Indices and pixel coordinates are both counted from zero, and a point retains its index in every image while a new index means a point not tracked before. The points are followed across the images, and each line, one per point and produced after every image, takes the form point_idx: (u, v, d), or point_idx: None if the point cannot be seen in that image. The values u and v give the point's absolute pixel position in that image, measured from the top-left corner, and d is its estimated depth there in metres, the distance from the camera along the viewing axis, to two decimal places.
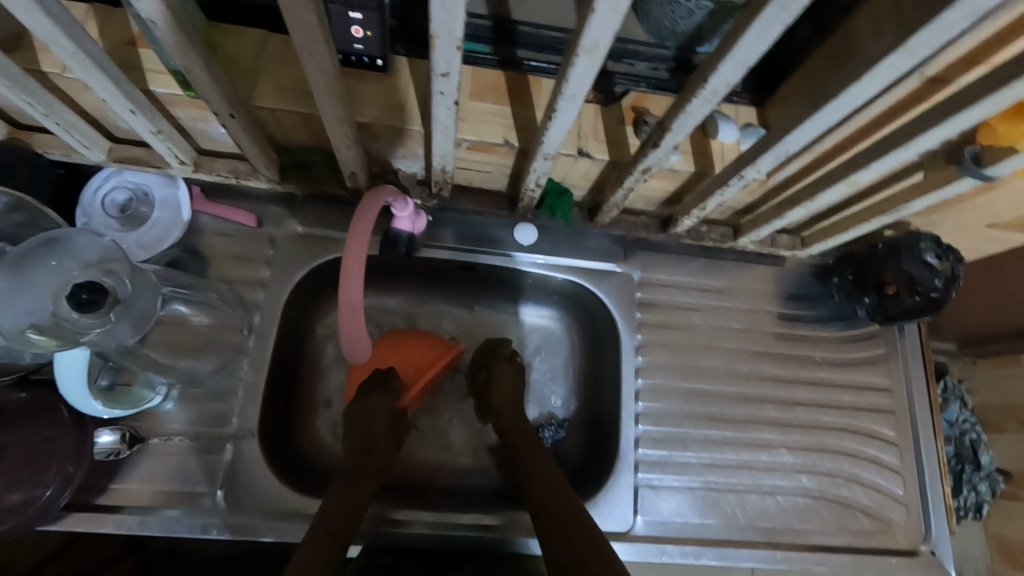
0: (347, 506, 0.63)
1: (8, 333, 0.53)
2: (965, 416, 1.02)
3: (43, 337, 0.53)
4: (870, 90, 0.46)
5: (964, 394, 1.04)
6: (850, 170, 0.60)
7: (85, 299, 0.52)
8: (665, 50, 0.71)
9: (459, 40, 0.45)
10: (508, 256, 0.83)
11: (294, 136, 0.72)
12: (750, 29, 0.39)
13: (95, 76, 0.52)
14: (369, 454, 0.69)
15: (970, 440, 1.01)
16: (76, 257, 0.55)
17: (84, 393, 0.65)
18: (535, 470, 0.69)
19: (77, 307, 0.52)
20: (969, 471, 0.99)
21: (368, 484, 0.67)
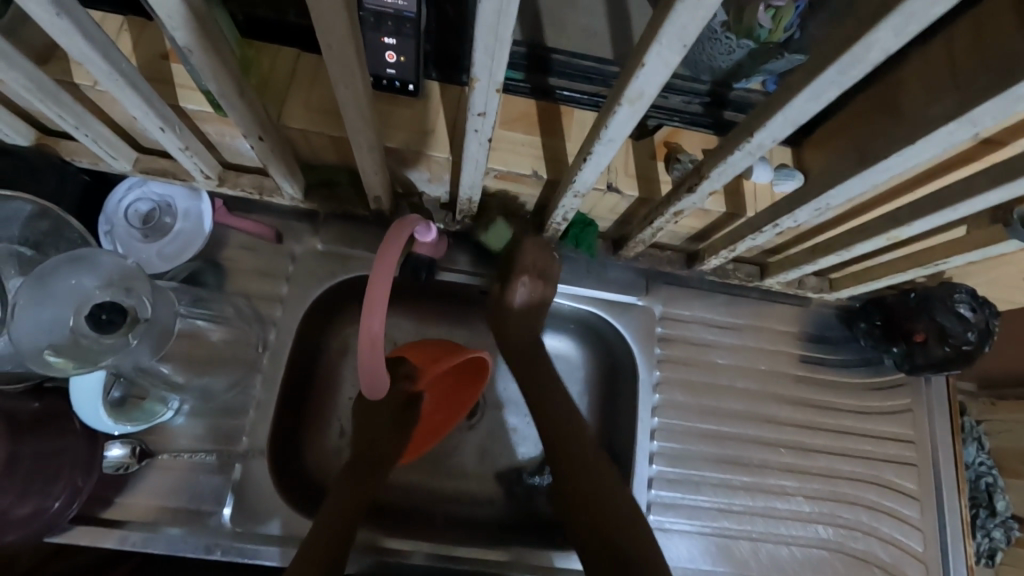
0: (352, 490, 0.68)
1: (23, 351, 0.51)
2: (981, 458, 0.97)
3: (61, 358, 0.51)
4: (924, 154, 0.44)
5: (981, 436, 0.99)
6: (891, 224, 0.58)
7: (105, 319, 0.52)
8: (700, 84, 0.69)
9: (499, 83, 0.44)
10: None
11: (321, 156, 0.71)
12: (808, 90, 0.38)
13: (128, 96, 0.51)
14: (375, 441, 0.73)
15: (986, 484, 0.96)
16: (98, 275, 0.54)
17: (94, 411, 0.63)
18: (566, 459, 0.72)
19: (99, 324, 0.52)
20: (983, 516, 0.95)
21: (377, 475, 0.71)
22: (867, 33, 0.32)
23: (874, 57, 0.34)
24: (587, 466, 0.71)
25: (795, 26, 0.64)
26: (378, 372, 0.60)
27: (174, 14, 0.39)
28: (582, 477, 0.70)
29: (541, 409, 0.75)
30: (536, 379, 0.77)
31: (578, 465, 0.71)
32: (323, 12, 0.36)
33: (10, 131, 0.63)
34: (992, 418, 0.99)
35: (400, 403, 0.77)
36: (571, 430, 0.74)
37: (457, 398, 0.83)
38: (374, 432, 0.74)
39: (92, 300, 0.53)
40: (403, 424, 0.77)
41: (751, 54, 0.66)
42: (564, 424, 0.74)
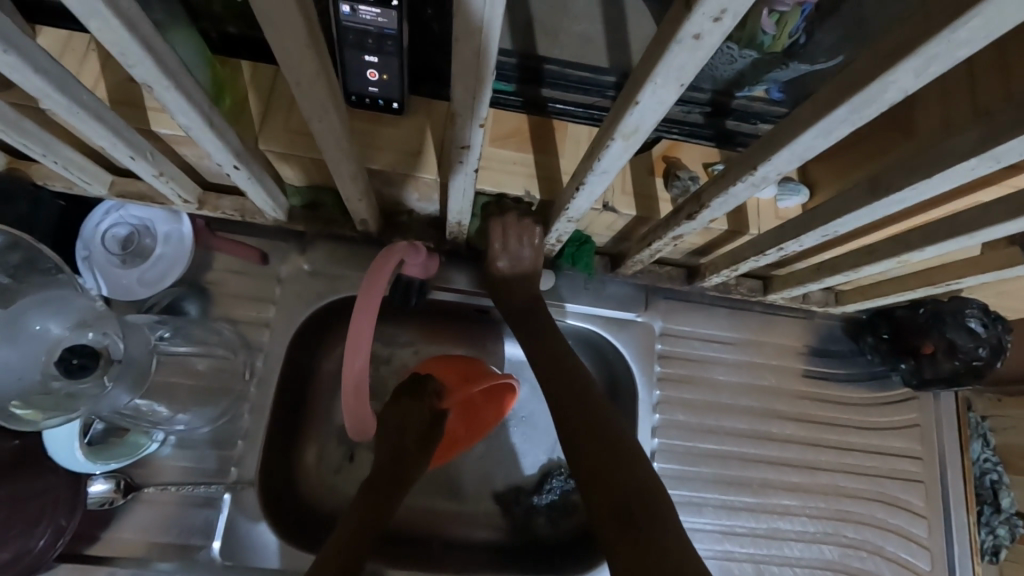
0: (367, 515, 0.64)
1: None
2: (986, 454, 0.94)
3: (29, 410, 0.50)
4: (941, 186, 0.41)
5: (987, 432, 0.96)
6: (903, 248, 0.55)
7: (76, 365, 0.50)
8: (700, 94, 0.64)
9: (484, 117, 0.41)
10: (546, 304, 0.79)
11: (304, 177, 0.68)
12: (815, 127, 0.35)
13: (93, 128, 0.48)
14: (396, 464, 0.69)
15: (991, 481, 0.93)
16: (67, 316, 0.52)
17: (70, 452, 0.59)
18: (574, 409, 0.64)
19: (66, 372, 0.50)
20: (987, 512, 0.93)
21: (393, 496, 0.67)
22: (882, 73, 0.29)
23: (889, 97, 0.31)
24: (609, 442, 0.60)
25: (800, 30, 0.59)
26: (366, 417, 0.59)
27: (129, 54, 0.36)
28: (601, 451, 0.59)
29: (557, 392, 0.67)
30: (551, 349, 0.70)
31: (599, 441, 0.60)
32: (288, 50, 0.33)
33: None
34: (997, 414, 0.96)
35: (426, 422, 0.73)
36: (592, 396, 0.65)
37: (480, 417, 0.81)
38: (390, 447, 0.70)
39: (61, 344, 0.51)
40: (427, 441, 0.73)
41: (754, 64, 0.61)
42: (582, 392, 0.66)
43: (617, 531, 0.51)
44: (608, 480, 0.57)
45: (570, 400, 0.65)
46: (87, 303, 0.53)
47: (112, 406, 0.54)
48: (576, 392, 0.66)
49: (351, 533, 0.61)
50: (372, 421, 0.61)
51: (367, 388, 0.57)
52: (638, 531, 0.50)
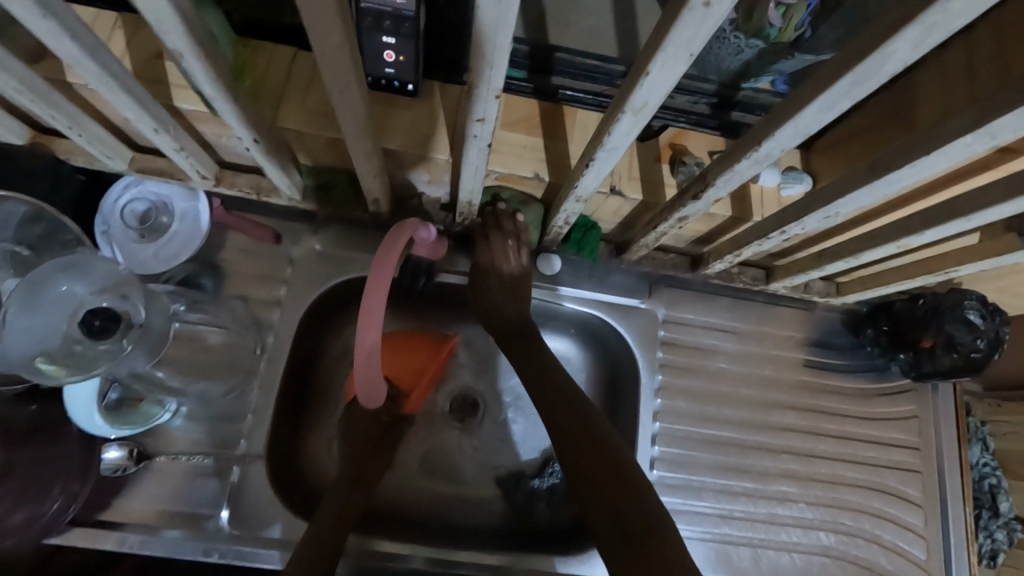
0: (333, 519, 0.64)
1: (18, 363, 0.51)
2: (986, 459, 0.95)
3: (53, 366, 0.51)
4: (939, 167, 0.42)
5: (986, 437, 0.96)
6: (902, 233, 0.56)
7: (98, 326, 0.51)
8: (708, 84, 0.67)
9: (499, 89, 0.42)
10: (545, 288, 0.80)
11: (318, 158, 0.69)
12: (818, 101, 0.36)
13: (120, 98, 0.50)
14: (358, 467, 0.70)
15: (989, 485, 0.94)
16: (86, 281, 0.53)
17: (89, 410, 0.63)
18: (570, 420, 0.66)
19: (88, 333, 0.51)
20: (986, 517, 0.93)
21: (356, 501, 0.68)
22: (883, 43, 0.31)
23: (888, 69, 0.33)
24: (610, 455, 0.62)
25: (806, 24, 0.62)
26: (375, 384, 0.60)
27: (164, 19, 0.38)
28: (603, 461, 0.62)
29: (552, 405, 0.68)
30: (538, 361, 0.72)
31: (600, 451, 0.62)
32: (317, 17, 0.35)
33: (4, 129, 0.62)
34: (997, 419, 0.96)
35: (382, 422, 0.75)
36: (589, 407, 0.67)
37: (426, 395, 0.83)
38: (364, 456, 0.72)
39: (83, 307, 0.52)
40: (384, 444, 0.74)
41: (760, 55, 0.64)
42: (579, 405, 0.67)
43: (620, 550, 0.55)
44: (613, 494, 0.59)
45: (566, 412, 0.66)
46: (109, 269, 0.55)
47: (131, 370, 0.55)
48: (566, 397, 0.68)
49: (326, 531, 0.63)
50: (382, 392, 0.64)
51: (378, 359, 0.57)
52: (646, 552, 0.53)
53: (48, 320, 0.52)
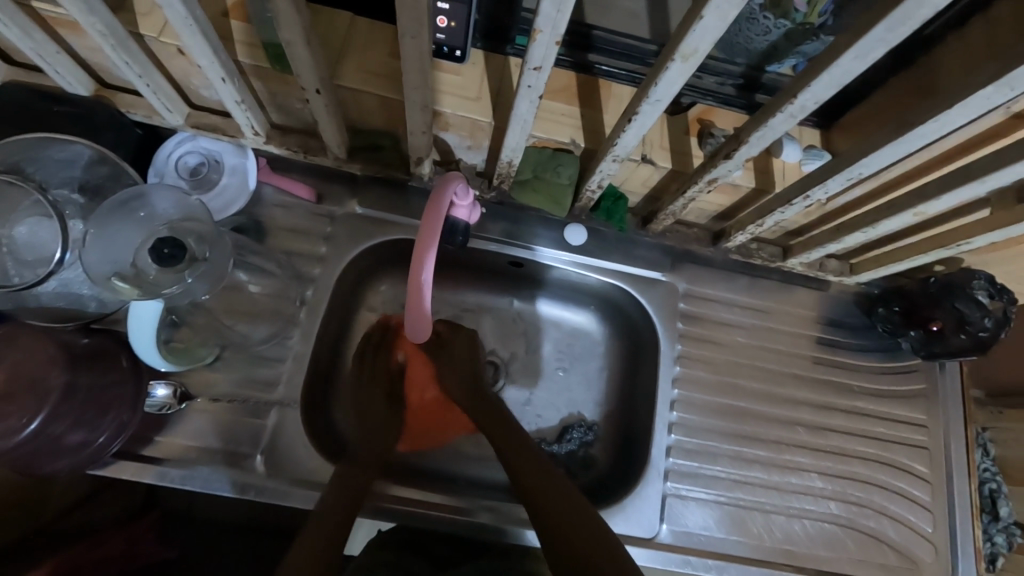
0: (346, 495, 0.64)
1: (98, 279, 0.60)
2: (986, 464, 0.95)
3: (126, 285, 0.60)
4: (958, 118, 0.47)
5: (987, 443, 0.97)
6: (920, 199, 0.60)
7: (167, 254, 0.59)
8: (734, 66, 0.70)
9: (561, 35, 0.46)
10: (530, 250, 0.83)
11: (366, 119, 0.73)
12: (857, 46, 0.41)
13: (199, 42, 0.54)
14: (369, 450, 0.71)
15: (989, 490, 0.93)
16: (158, 211, 0.63)
17: (152, 349, 0.66)
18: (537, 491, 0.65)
19: (159, 260, 0.59)
20: (986, 520, 0.92)
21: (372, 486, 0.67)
22: None
23: (923, 12, 0.37)
24: (582, 527, 0.61)
25: (828, 12, 0.65)
26: (418, 315, 0.66)
27: None
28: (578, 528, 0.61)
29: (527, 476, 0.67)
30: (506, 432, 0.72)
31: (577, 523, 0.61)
32: None
33: (73, 78, 0.66)
34: (997, 426, 0.98)
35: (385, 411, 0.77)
36: (566, 491, 0.65)
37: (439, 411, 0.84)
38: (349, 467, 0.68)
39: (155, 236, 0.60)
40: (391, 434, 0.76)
41: (786, 35, 0.66)
42: (560, 489, 0.66)
43: None
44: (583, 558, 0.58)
45: (550, 494, 0.65)
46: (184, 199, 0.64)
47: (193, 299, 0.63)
48: (523, 448, 0.70)
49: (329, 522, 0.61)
50: (426, 330, 0.70)
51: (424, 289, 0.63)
52: None
53: (123, 244, 0.62)
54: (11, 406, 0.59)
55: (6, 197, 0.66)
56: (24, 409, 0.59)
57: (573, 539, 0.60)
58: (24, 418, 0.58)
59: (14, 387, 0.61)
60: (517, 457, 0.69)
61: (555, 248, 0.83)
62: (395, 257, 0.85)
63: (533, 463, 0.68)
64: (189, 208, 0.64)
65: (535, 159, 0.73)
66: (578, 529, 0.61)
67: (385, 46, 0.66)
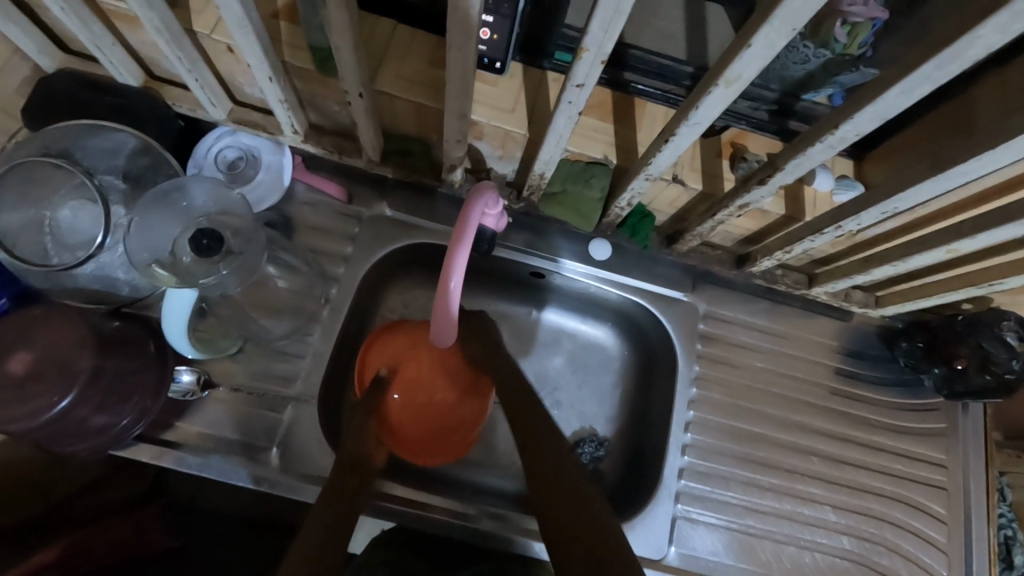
0: (343, 493, 0.60)
1: (138, 265, 0.62)
2: (1003, 509, 0.93)
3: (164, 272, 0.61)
4: (1001, 160, 0.47)
5: (1003, 487, 0.95)
6: (954, 236, 0.60)
7: (205, 245, 0.62)
8: (769, 92, 0.69)
9: (606, 55, 0.47)
10: (554, 261, 0.84)
11: (401, 124, 0.75)
12: (905, 81, 0.41)
13: (251, 41, 0.55)
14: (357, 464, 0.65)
15: (1006, 537, 0.91)
16: (197, 203, 0.65)
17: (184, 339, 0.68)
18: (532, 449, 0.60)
19: (196, 250, 0.62)
20: (1000, 567, 0.90)
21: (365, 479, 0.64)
22: (972, 28, 0.36)
23: (973, 52, 0.38)
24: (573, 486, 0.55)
25: (868, 44, 0.64)
26: (446, 318, 0.67)
27: None
28: (563, 489, 0.55)
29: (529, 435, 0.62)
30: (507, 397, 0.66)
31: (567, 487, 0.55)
32: None
33: (124, 70, 0.68)
34: (1015, 470, 0.96)
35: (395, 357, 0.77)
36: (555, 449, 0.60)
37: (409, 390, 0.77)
38: (352, 471, 0.63)
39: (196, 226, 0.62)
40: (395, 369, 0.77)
41: (825, 65, 0.65)
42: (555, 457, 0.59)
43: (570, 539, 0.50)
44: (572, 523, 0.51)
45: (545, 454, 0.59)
46: (227, 193, 0.65)
47: (226, 291, 0.65)
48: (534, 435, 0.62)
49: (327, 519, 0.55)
50: (452, 332, 0.70)
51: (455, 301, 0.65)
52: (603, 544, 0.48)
53: (162, 231, 0.64)
54: (41, 385, 0.61)
55: (50, 181, 0.68)
56: (53, 389, 0.61)
57: (556, 501, 0.54)
58: (53, 397, 0.60)
59: (45, 368, 0.62)
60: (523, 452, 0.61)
61: (582, 261, 0.84)
62: (419, 261, 0.87)
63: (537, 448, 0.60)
64: (227, 201, 0.66)
65: (564, 173, 0.74)
66: (592, 528, 0.50)
67: (426, 55, 0.68)
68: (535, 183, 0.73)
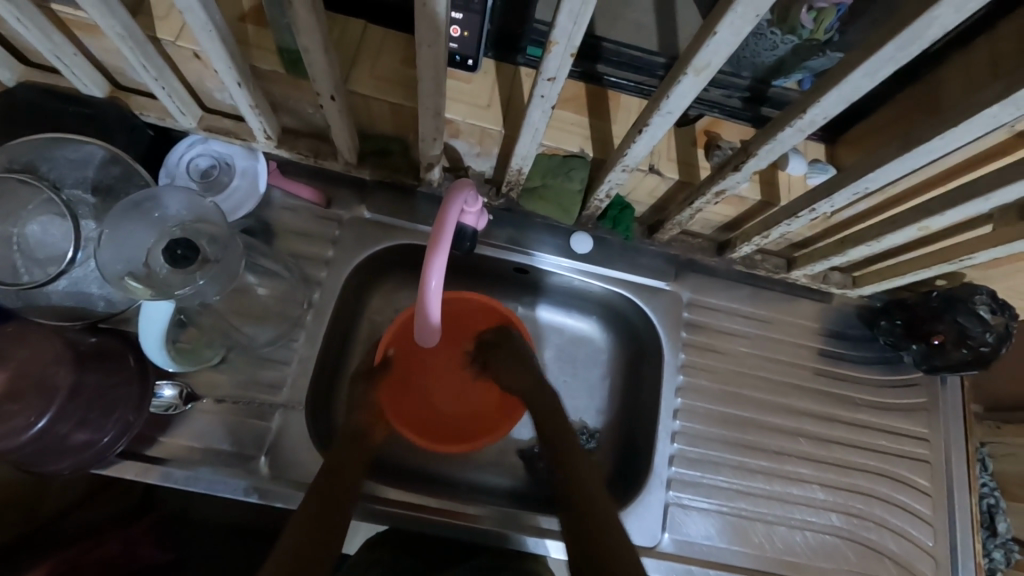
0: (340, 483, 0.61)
1: (109, 277, 0.60)
2: (985, 479, 0.95)
3: (139, 286, 0.60)
4: (964, 137, 0.48)
5: (985, 458, 0.98)
6: (924, 214, 0.61)
7: (180, 255, 0.61)
8: (741, 79, 0.70)
9: (576, 48, 0.47)
10: (530, 255, 0.84)
11: (376, 125, 0.74)
12: (867, 64, 0.42)
13: (217, 46, 0.54)
14: (347, 448, 0.66)
15: (989, 506, 0.93)
16: (170, 212, 0.63)
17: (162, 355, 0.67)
18: (555, 432, 0.67)
19: (171, 261, 0.61)
20: (985, 536, 0.92)
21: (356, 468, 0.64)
22: (930, 8, 0.37)
23: (931, 32, 0.38)
24: (583, 482, 0.61)
25: (834, 29, 0.65)
26: (430, 320, 0.68)
27: None
28: (579, 486, 0.61)
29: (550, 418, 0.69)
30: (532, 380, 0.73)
31: (579, 484, 0.61)
32: None
33: (88, 79, 0.67)
34: (996, 441, 0.98)
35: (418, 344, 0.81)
36: (568, 437, 0.66)
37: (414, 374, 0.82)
38: (346, 457, 0.65)
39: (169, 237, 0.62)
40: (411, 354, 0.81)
41: (795, 50, 0.66)
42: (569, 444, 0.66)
43: (577, 535, 0.56)
44: (587, 518, 0.57)
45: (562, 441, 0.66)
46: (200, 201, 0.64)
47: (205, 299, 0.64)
48: (556, 426, 0.68)
49: (313, 515, 0.56)
50: (436, 333, 0.71)
51: (434, 303, 0.65)
52: (610, 543, 0.55)
53: (134, 243, 0.63)
54: (17, 404, 0.61)
55: (16, 197, 0.66)
56: (31, 407, 0.60)
57: (572, 490, 0.61)
58: (31, 416, 0.60)
59: (20, 385, 0.61)
60: (547, 433, 0.68)
61: (565, 255, 0.84)
62: (402, 262, 0.86)
63: (567, 442, 0.66)
64: (200, 209, 0.65)
65: (542, 169, 0.75)
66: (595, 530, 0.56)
67: (397, 53, 0.67)
68: (514, 178, 0.73)
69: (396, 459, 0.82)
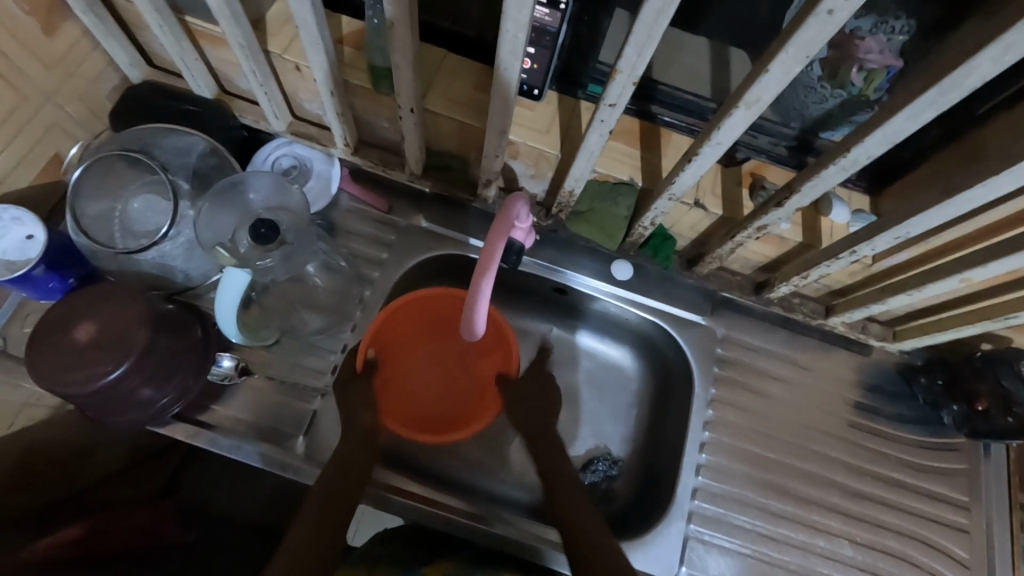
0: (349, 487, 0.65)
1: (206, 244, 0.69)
2: None
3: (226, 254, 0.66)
4: (1005, 187, 0.50)
5: None
6: (965, 265, 0.62)
7: (262, 233, 0.66)
8: (789, 129, 0.74)
9: (637, 77, 0.52)
10: (561, 274, 0.87)
11: (444, 142, 0.81)
12: (907, 109, 0.46)
13: (320, 58, 0.62)
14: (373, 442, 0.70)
15: None
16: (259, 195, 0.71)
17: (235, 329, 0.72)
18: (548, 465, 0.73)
19: (254, 237, 0.66)
20: None
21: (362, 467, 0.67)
22: (968, 59, 0.40)
23: (970, 81, 0.42)
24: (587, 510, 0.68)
25: (884, 89, 0.67)
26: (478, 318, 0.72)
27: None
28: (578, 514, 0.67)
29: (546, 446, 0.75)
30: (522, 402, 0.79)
31: (582, 510, 0.68)
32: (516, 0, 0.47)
33: (201, 81, 0.77)
34: None
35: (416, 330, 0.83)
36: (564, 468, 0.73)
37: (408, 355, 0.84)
38: (353, 458, 0.68)
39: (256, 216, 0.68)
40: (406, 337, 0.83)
41: (843, 105, 0.69)
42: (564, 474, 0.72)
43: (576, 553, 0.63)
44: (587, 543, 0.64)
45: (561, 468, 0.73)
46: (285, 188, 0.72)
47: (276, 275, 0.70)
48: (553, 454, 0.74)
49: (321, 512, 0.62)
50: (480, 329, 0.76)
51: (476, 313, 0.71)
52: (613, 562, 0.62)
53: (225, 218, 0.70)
54: (100, 351, 0.64)
55: (126, 175, 0.75)
56: (111, 356, 0.64)
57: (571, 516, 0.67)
58: (108, 366, 0.63)
59: (105, 337, 0.65)
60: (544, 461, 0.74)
61: (604, 280, 0.87)
62: (448, 271, 0.91)
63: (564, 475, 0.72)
64: (285, 196, 0.72)
65: (591, 194, 0.80)
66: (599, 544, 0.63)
67: (470, 79, 0.74)
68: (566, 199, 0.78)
69: (421, 460, 0.85)
